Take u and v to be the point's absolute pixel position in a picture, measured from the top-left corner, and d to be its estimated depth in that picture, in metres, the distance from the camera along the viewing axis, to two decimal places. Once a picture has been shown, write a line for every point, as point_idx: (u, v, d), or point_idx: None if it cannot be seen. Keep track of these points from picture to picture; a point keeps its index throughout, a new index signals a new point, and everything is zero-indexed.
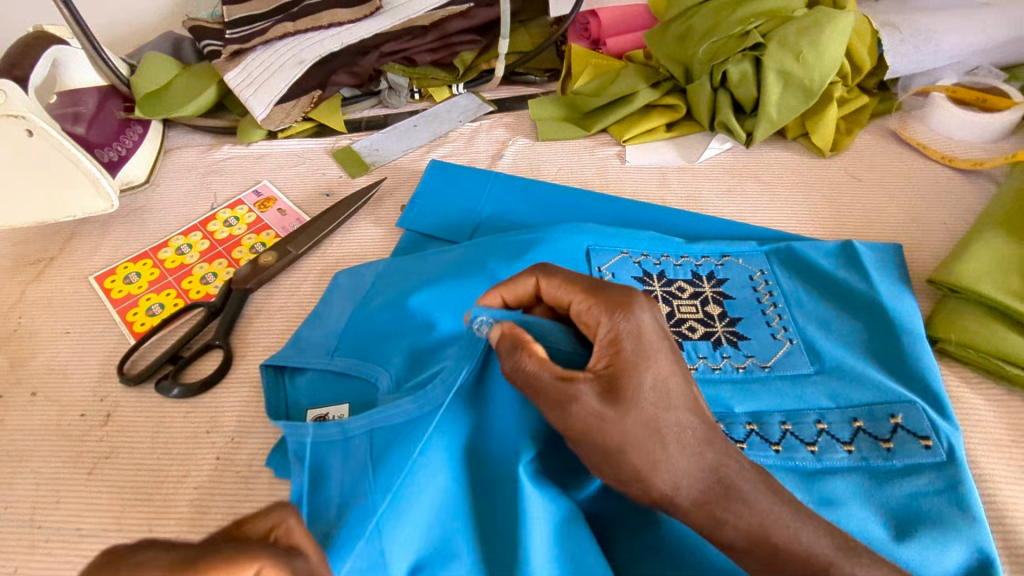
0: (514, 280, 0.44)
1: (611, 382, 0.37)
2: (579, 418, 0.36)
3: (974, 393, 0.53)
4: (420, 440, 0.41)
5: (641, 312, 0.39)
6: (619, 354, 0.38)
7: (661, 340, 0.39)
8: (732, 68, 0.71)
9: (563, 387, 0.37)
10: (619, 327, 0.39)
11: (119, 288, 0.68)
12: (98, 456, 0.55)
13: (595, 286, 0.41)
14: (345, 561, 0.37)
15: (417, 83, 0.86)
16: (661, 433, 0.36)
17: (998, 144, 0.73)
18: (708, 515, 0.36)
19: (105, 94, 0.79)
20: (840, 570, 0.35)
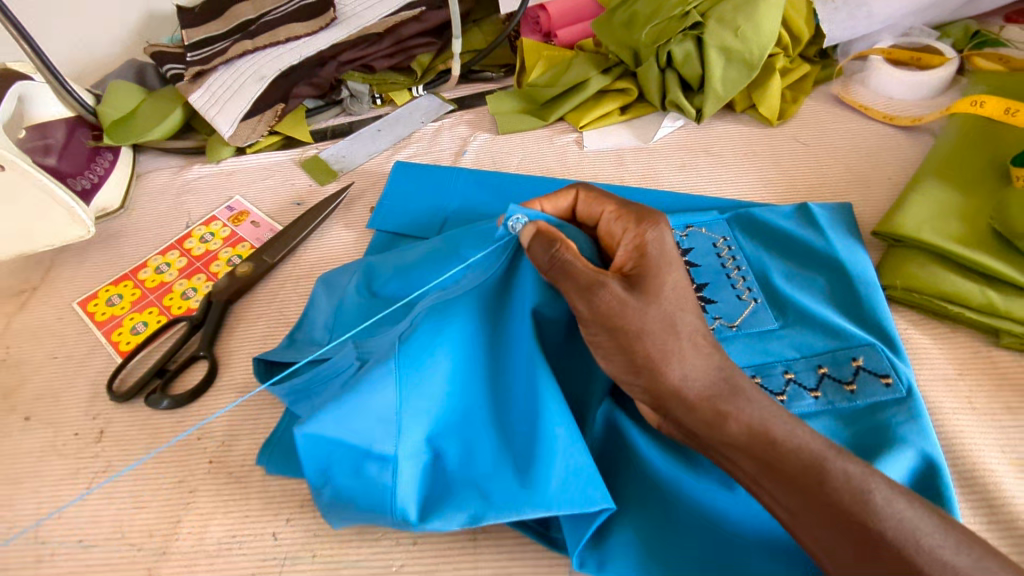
0: (556, 194, 0.55)
1: (637, 277, 0.45)
2: (604, 302, 0.44)
3: (921, 334, 0.56)
4: (449, 323, 0.49)
5: (665, 229, 0.49)
6: (645, 256, 0.47)
7: (677, 255, 0.48)
8: (676, 48, 0.75)
9: (595, 276, 0.44)
10: (646, 234, 0.48)
11: (102, 310, 0.70)
12: (95, 471, 0.57)
13: (628, 206, 0.51)
14: (368, 405, 0.46)
15: (378, 89, 0.88)
16: (676, 330, 0.43)
17: (936, 100, 0.76)
18: (714, 410, 0.41)
19: (73, 124, 0.81)
20: (833, 464, 0.38)
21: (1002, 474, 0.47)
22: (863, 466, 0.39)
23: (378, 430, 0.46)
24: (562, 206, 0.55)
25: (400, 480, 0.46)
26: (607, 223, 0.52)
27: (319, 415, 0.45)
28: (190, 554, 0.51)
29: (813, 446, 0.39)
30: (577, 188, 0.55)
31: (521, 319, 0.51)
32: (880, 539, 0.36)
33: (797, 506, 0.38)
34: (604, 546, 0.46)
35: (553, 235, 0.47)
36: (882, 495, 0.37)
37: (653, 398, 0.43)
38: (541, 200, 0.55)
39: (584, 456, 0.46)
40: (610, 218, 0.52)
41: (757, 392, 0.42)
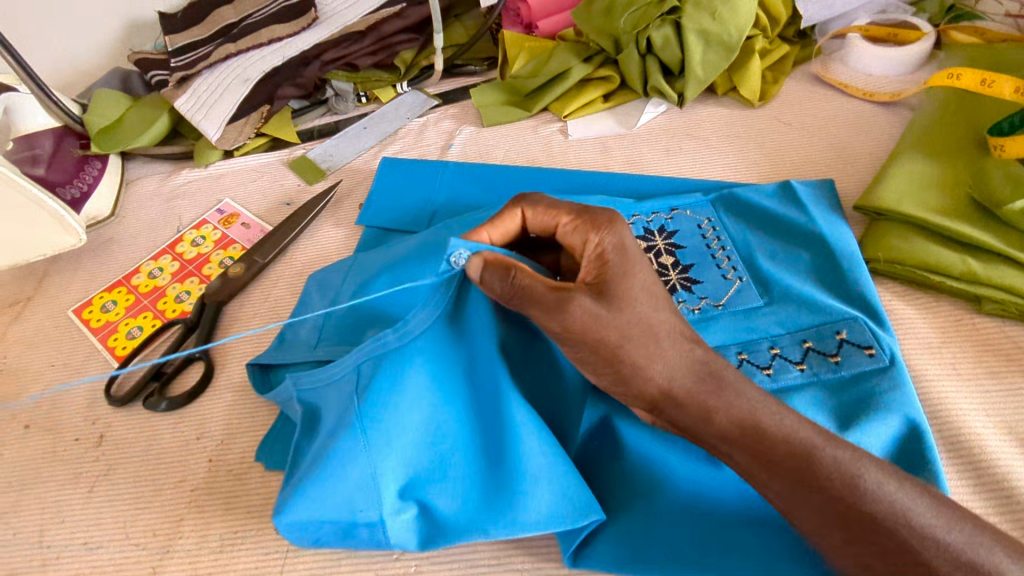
0: (502, 218, 0.51)
1: (602, 287, 0.43)
2: (576, 319, 0.42)
3: (905, 304, 0.57)
4: (403, 366, 0.44)
5: (623, 230, 0.46)
6: (607, 264, 0.44)
7: (640, 252, 0.46)
8: (655, 34, 0.75)
9: (560, 295, 0.42)
10: (605, 241, 0.45)
11: (97, 317, 0.71)
12: (97, 474, 0.58)
13: (582, 211, 0.48)
14: (343, 482, 0.43)
15: (361, 87, 0.88)
16: (654, 331, 0.43)
17: (914, 75, 0.77)
18: (699, 404, 0.42)
19: (60, 134, 0.81)
20: (821, 453, 0.39)
21: (989, 439, 0.48)
22: (851, 451, 0.40)
23: (358, 500, 0.44)
24: (512, 228, 0.52)
25: (392, 535, 0.45)
26: (562, 234, 0.49)
27: (292, 503, 0.43)
28: (193, 552, 0.51)
29: (803, 437, 0.40)
30: (521, 208, 0.51)
31: (480, 341, 0.48)
32: (871, 521, 0.36)
33: (791, 495, 0.39)
34: (594, 547, 0.46)
35: (505, 263, 0.43)
36: (872, 478, 0.38)
37: (647, 404, 0.44)
38: (488, 227, 0.50)
39: (566, 470, 0.46)
40: (566, 228, 0.48)
41: (742, 385, 0.43)
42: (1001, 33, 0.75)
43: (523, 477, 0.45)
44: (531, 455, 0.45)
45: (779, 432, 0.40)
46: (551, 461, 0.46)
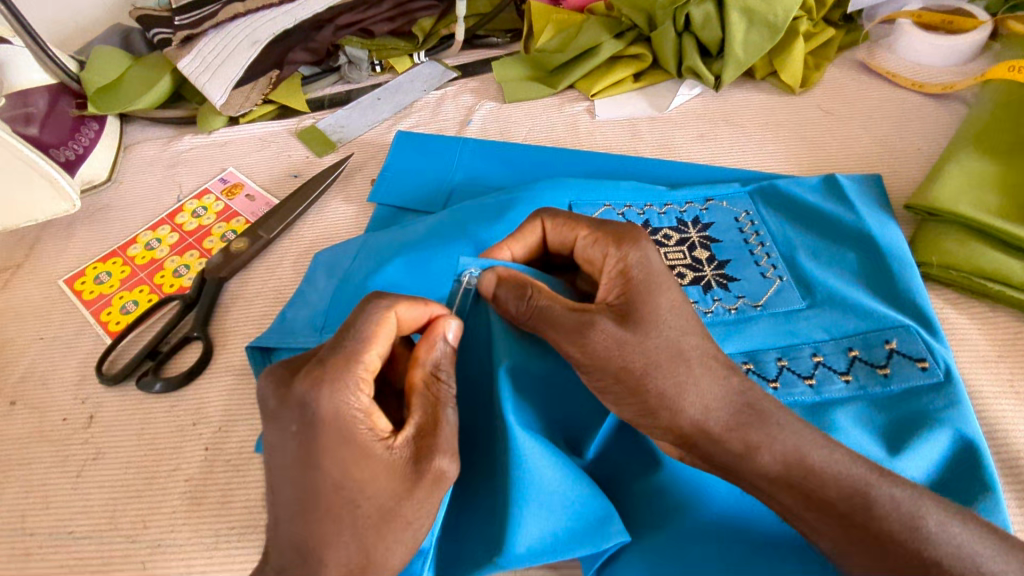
0: (520, 233, 0.46)
1: (626, 308, 0.39)
2: (597, 346, 0.38)
3: (958, 313, 0.53)
4: None
5: (647, 245, 0.42)
6: (631, 283, 0.40)
7: (666, 273, 0.41)
8: (695, 10, 0.70)
9: (579, 319, 0.39)
10: (628, 259, 0.41)
11: (90, 289, 0.67)
12: (85, 458, 0.54)
13: (601, 224, 0.43)
14: None
15: (377, 55, 0.84)
16: (684, 356, 0.39)
17: (968, 67, 0.72)
18: (742, 441, 0.37)
19: (55, 92, 0.76)
20: (880, 488, 0.36)
21: None
22: (910, 488, 0.37)
23: None
24: (529, 241, 0.46)
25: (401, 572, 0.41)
26: (582, 251, 0.44)
27: None
28: (187, 547, 0.48)
29: (855, 472, 0.37)
30: (541, 218, 0.46)
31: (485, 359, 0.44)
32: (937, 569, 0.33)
33: (846, 539, 0.35)
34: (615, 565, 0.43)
35: (519, 285, 0.41)
36: (936, 519, 0.35)
37: (676, 438, 0.39)
38: (506, 242, 0.46)
39: (580, 494, 0.41)
40: (585, 243, 0.44)
41: (785, 416, 0.39)
42: None
43: (531, 505, 0.40)
44: (539, 480, 0.41)
45: (834, 467, 0.37)
46: (562, 485, 0.41)
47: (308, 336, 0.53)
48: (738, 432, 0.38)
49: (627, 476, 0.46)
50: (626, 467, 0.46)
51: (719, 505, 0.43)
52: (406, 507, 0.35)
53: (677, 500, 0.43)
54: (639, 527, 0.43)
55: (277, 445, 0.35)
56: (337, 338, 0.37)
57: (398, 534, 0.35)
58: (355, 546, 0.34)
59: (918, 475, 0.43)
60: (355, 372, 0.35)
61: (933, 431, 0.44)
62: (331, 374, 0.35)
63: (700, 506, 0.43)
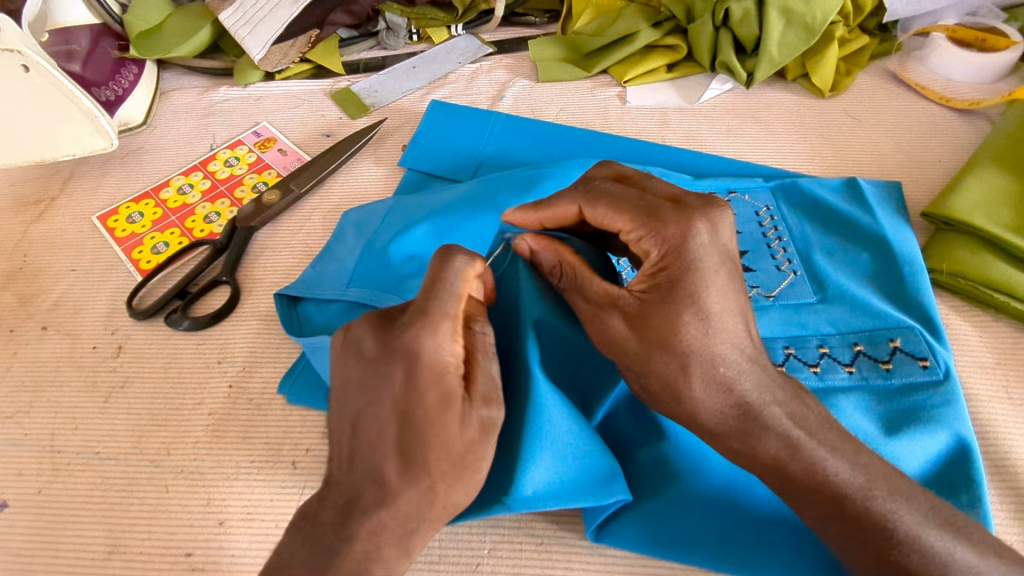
0: (556, 207, 0.45)
1: (646, 307, 0.39)
2: (606, 333, 0.41)
3: (961, 319, 0.55)
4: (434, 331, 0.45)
5: (694, 243, 0.39)
6: (663, 287, 0.39)
7: (713, 273, 0.39)
8: (735, 6, 0.71)
9: (600, 309, 0.41)
10: (665, 260, 0.39)
11: (122, 226, 0.68)
12: (113, 385, 0.56)
13: (645, 214, 0.41)
14: None
15: (416, 23, 0.84)
16: (690, 366, 0.38)
17: (996, 85, 0.74)
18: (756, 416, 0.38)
19: (98, 33, 0.77)
20: (880, 472, 0.37)
21: None
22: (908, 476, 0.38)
23: None
24: (567, 218, 0.45)
25: None
26: (626, 240, 0.43)
27: None
28: (207, 476, 0.50)
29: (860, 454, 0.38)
30: (580, 198, 0.44)
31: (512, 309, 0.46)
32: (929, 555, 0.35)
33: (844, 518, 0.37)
34: (614, 523, 0.45)
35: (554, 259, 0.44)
36: (930, 505, 0.37)
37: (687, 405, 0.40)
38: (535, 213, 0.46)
39: (589, 446, 0.43)
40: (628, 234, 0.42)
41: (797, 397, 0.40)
42: None
43: (545, 451, 0.42)
44: (554, 427, 0.43)
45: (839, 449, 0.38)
46: (575, 438, 0.43)
47: (336, 289, 0.55)
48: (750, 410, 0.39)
49: (631, 444, 0.47)
50: (631, 435, 0.48)
51: (718, 476, 0.45)
52: (473, 455, 0.35)
53: (675, 469, 0.45)
54: (639, 491, 0.45)
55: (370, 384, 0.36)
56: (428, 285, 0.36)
57: (464, 480, 0.36)
58: (425, 489, 0.35)
59: (908, 461, 0.45)
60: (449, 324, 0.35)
61: (925, 422, 0.46)
62: (430, 320, 0.35)
63: (696, 477, 0.45)
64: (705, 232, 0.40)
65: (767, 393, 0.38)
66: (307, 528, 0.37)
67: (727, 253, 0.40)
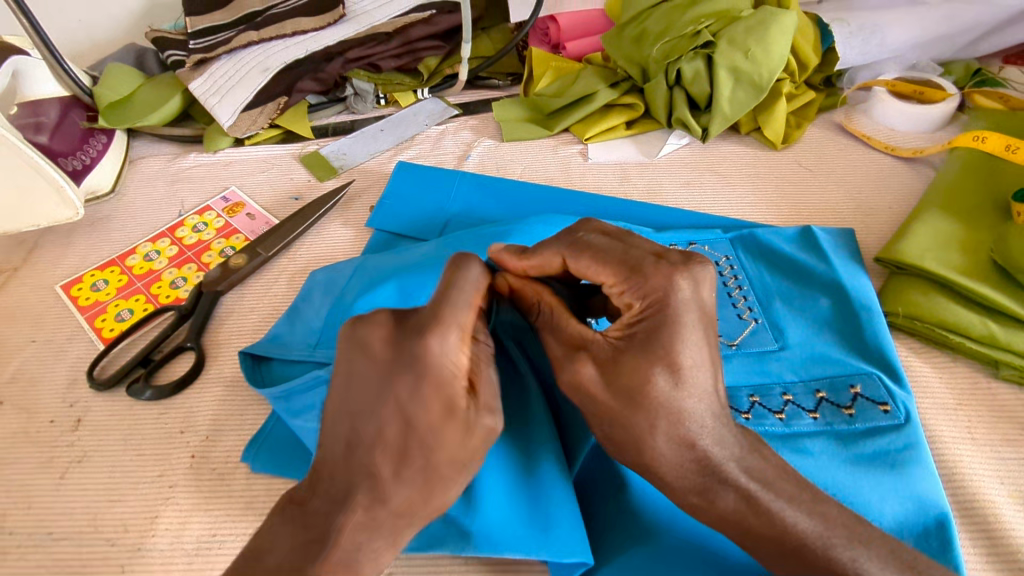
0: (538, 256, 0.45)
1: (622, 351, 0.39)
2: (575, 380, 0.40)
3: (921, 361, 0.56)
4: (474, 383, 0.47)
5: (679, 297, 0.39)
6: (639, 339, 0.39)
7: (695, 327, 0.39)
8: (686, 66, 0.75)
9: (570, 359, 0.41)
10: (645, 311, 0.40)
11: (86, 295, 0.68)
12: (70, 460, 0.54)
13: (629, 268, 0.41)
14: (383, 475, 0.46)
15: (383, 89, 0.87)
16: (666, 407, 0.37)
17: (937, 134, 0.77)
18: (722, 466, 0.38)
19: (68, 104, 0.78)
20: (846, 516, 0.37)
21: (1005, 510, 0.47)
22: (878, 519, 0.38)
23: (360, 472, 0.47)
24: (550, 268, 0.45)
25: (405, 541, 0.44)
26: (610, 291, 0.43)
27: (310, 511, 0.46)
28: (167, 552, 0.49)
29: (825, 496, 0.38)
30: (562, 252, 0.44)
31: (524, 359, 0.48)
32: None
33: None
34: None
35: (532, 295, 0.45)
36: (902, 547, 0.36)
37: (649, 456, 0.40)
38: (516, 258, 0.46)
39: (567, 502, 0.43)
40: (611, 287, 0.42)
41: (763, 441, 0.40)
42: None
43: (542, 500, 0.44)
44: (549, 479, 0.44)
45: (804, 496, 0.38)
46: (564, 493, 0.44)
47: (302, 351, 0.55)
48: None
49: (603, 499, 0.47)
50: (601, 488, 0.48)
51: (687, 527, 0.44)
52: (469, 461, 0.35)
53: (643, 525, 0.44)
54: (609, 549, 0.45)
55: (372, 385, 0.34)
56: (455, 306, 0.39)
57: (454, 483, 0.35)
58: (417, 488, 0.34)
59: (881, 507, 0.45)
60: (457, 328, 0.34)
61: (893, 467, 0.46)
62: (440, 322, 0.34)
63: (667, 534, 0.44)
64: (687, 286, 0.40)
65: (734, 442, 0.38)
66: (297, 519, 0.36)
67: (707, 311, 0.40)
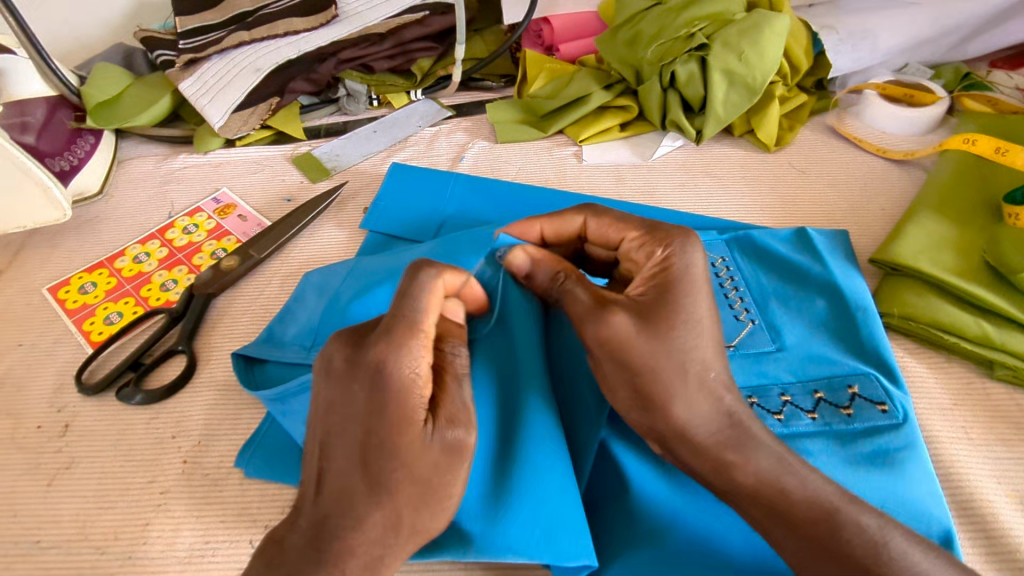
0: (561, 217, 0.49)
1: (648, 304, 0.41)
2: (607, 333, 0.40)
3: (916, 361, 0.56)
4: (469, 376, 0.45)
5: (695, 250, 0.44)
6: (664, 283, 0.42)
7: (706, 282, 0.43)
8: (680, 68, 0.75)
9: (599, 307, 0.41)
10: (669, 260, 0.43)
11: (74, 298, 0.66)
12: (58, 467, 0.53)
13: (651, 227, 0.45)
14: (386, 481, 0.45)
15: (375, 90, 0.86)
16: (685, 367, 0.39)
17: (928, 136, 0.78)
18: None
19: (54, 104, 0.77)
20: (846, 513, 0.37)
21: (1002, 509, 0.47)
22: (878, 517, 0.38)
23: None
24: (569, 228, 0.49)
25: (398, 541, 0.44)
26: (628, 250, 0.47)
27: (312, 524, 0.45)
28: (158, 560, 0.48)
29: (825, 494, 0.38)
30: (584, 212, 0.49)
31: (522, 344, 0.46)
32: None
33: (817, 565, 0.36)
34: None
35: (553, 267, 0.44)
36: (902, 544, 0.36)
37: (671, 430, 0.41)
38: (541, 222, 0.49)
39: (567, 496, 0.42)
40: (631, 244, 0.46)
41: (764, 440, 0.40)
42: (1013, 105, 0.76)
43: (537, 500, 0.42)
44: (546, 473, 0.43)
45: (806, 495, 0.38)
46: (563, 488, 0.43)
47: (297, 354, 0.55)
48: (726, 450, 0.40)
49: (607, 499, 0.47)
50: (603, 484, 0.47)
51: (686, 524, 0.44)
52: (441, 483, 0.37)
53: (648, 528, 0.44)
54: (615, 550, 0.44)
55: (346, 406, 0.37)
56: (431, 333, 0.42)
57: (435, 508, 0.37)
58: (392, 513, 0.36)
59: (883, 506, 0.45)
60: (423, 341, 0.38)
61: (893, 466, 0.46)
62: (405, 343, 0.37)
63: (672, 536, 0.44)
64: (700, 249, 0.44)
65: None
66: (272, 555, 0.37)
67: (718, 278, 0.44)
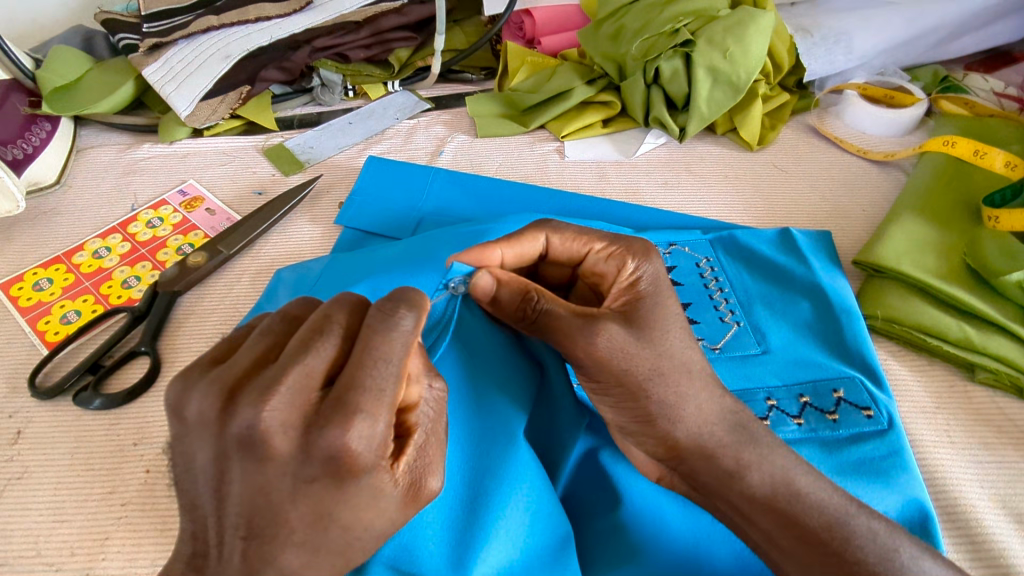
0: (523, 241, 0.46)
1: (630, 311, 0.42)
2: (603, 336, 0.41)
3: (900, 364, 0.56)
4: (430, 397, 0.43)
5: (658, 257, 0.46)
6: (641, 293, 0.43)
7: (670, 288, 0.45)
8: (664, 65, 0.74)
9: (588, 322, 0.41)
10: (642, 270, 0.44)
11: (27, 296, 0.62)
12: (9, 477, 0.50)
13: (614, 236, 0.46)
14: None
15: (351, 80, 0.84)
16: (668, 372, 0.41)
17: (908, 138, 0.79)
18: None
19: (7, 88, 0.72)
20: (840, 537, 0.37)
21: (985, 513, 0.47)
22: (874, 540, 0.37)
23: None
24: (531, 252, 0.47)
25: None
26: (593, 260, 0.46)
27: None
28: None
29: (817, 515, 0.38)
30: (545, 232, 0.47)
31: (484, 360, 0.46)
32: None
33: None
34: None
35: (520, 287, 0.43)
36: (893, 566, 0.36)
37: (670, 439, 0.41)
38: (501, 247, 0.45)
39: (545, 508, 0.42)
40: (596, 256, 0.46)
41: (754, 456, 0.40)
42: (989, 108, 0.77)
43: (507, 516, 0.41)
44: (520, 487, 0.42)
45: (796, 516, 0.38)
46: (536, 501, 0.42)
47: None
48: (721, 463, 0.40)
49: (591, 510, 0.46)
50: (590, 498, 0.46)
51: (677, 541, 0.44)
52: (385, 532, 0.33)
53: (632, 540, 0.43)
54: (597, 560, 0.43)
55: (243, 471, 0.29)
56: (298, 349, 0.29)
57: None
58: None
59: None
60: (383, 403, 0.29)
61: (877, 473, 0.46)
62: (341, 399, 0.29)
63: (654, 546, 0.43)
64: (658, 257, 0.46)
65: None
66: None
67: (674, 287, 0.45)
